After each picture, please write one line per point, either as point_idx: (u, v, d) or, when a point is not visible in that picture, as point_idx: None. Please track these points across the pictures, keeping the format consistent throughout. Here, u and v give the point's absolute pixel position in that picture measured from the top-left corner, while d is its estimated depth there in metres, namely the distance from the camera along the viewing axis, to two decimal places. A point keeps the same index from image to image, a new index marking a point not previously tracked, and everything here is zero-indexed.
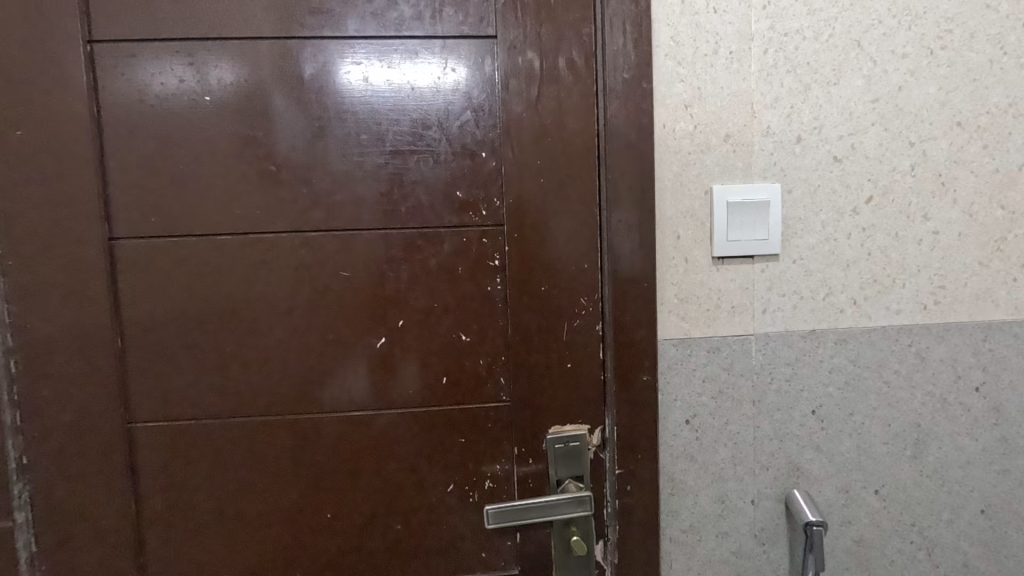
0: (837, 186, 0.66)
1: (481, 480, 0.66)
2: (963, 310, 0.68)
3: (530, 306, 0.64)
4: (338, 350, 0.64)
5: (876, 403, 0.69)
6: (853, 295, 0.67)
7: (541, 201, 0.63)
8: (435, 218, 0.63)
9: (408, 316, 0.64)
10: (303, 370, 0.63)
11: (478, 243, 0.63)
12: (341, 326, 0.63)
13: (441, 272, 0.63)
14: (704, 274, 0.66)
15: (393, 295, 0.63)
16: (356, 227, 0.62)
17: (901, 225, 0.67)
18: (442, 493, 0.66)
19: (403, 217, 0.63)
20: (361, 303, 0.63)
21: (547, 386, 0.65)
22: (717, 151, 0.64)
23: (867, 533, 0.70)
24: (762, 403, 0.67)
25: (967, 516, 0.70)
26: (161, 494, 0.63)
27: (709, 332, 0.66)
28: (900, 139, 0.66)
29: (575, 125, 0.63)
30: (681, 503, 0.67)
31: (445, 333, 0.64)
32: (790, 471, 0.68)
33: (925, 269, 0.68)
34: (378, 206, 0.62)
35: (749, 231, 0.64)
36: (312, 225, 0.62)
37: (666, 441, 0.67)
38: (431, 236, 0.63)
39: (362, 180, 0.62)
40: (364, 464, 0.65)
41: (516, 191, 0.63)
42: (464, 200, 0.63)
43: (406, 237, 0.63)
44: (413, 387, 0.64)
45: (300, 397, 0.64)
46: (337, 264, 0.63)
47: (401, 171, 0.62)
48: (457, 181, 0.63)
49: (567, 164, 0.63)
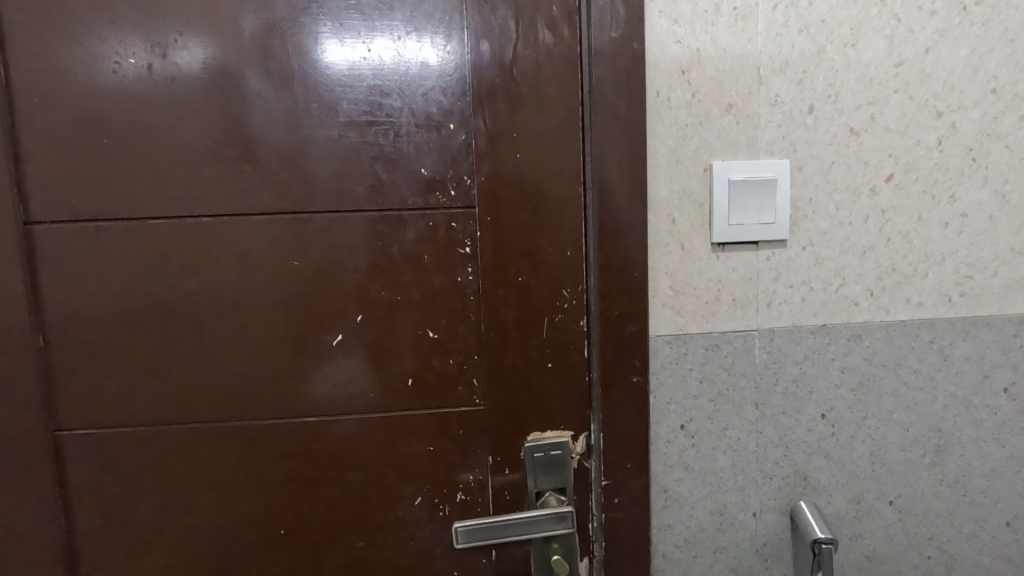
0: (854, 163, 0.58)
1: (453, 492, 0.60)
2: (993, 303, 0.61)
3: (506, 299, 0.57)
4: (291, 349, 0.57)
5: (892, 406, 0.62)
6: (869, 285, 0.60)
7: (518, 181, 0.56)
8: (398, 200, 0.56)
9: (369, 311, 0.57)
10: (252, 371, 0.57)
11: (446, 229, 0.56)
12: (293, 323, 0.56)
13: (405, 261, 0.56)
14: (702, 263, 0.58)
15: (351, 288, 0.56)
16: (308, 210, 0.55)
17: (925, 207, 0.59)
18: (409, 506, 0.59)
19: (361, 199, 0.55)
20: (316, 297, 0.56)
21: (525, 388, 0.59)
22: (718, 123, 0.57)
23: (880, 548, 0.63)
24: (765, 406, 0.60)
25: (990, 529, 0.64)
26: (97, 509, 0.57)
27: (707, 328, 0.59)
28: (926, 109, 0.58)
29: (557, 93, 0.55)
30: (674, 517, 0.61)
31: (411, 330, 0.57)
32: (796, 481, 0.62)
33: (951, 257, 0.60)
34: (332, 186, 0.55)
35: (753, 214, 0.57)
36: (257, 207, 0.55)
37: (658, 448, 0.60)
38: (394, 220, 0.56)
39: (312, 156, 0.54)
40: (322, 476, 0.58)
41: (489, 169, 0.55)
42: (430, 180, 0.55)
43: (364, 222, 0.56)
44: (376, 390, 0.58)
45: (248, 401, 0.57)
46: (287, 252, 0.55)
47: (358, 146, 0.55)
48: (422, 158, 0.55)
49: (547, 138, 0.55)
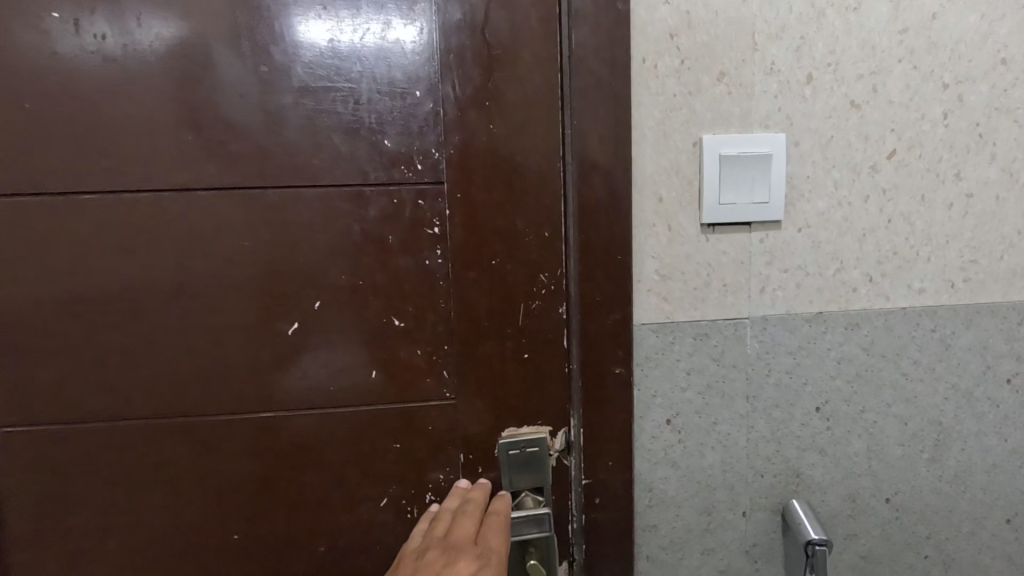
0: (854, 138, 0.54)
1: (422, 492, 0.55)
2: (998, 289, 0.57)
3: (479, 284, 0.52)
4: (242, 338, 0.52)
5: (890, 399, 0.58)
6: (868, 270, 0.56)
7: (491, 154, 0.51)
8: (359, 175, 0.51)
9: (328, 297, 0.52)
10: (199, 362, 0.52)
11: (413, 206, 0.51)
12: (244, 310, 0.51)
13: (368, 242, 0.51)
14: (691, 245, 0.54)
15: (308, 271, 0.51)
16: (258, 184, 0.50)
17: (929, 186, 0.55)
18: (375, 508, 0.55)
19: (317, 173, 0.50)
20: (269, 281, 0.51)
21: (499, 381, 0.54)
22: (709, 92, 0.52)
23: (875, 548, 0.60)
24: (757, 399, 0.57)
25: (990, 527, 0.61)
26: (31, 512, 0.52)
27: (696, 316, 0.55)
28: (932, 80, 0.54)
29: (534, 57, 0.50)
30: (659, 517, 0.57)
31: (374, 317, 0.53)
32: (789, 478, 0.58)
33: (955, 240, 0.56)
34: (286, 159, 0.50)
35: (747, 192, 0.53)
36: (201, 181, 0.50)
37: (643, 444, 0.56)
38: (354, 197, 0.51)
39: (263, 124, 0.49)
40: (279, 476, 0.54)
41: (459, 141, 0.50)
42: (394, 152, 0.51)
43: (322, 198, 0.51)
44: (337, 383, 0.53)
45: (196, 395, 0.52)
46: (236, 231, 0.50)
47: (314, 115, 0.49)
48: (385, 129, 0.50)
49: (523, 107, 0.51)
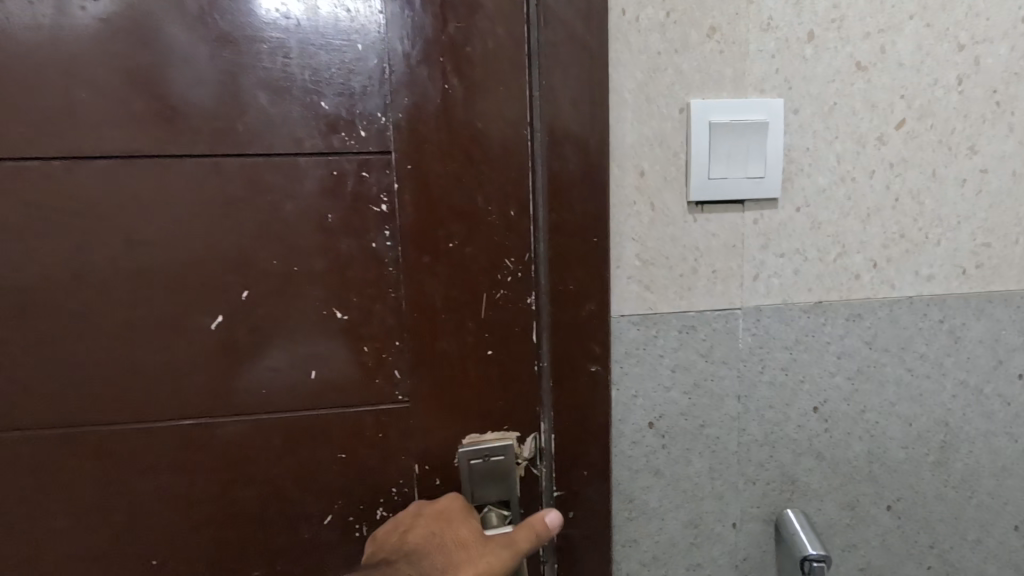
0: (860, 105, 0.48)
1: (372, 508, 0.49)
2: (1012, 275, 0.52)
3: (434, 271, 0.46)
4: (155, 335, 0.44)
5: (894, 397, 0.53)
6: (873, 255, 0.50)
7: (447, 120, 0.44)
8: (290, 142, 0.43)
9: (258, 286, 0.45)
10: (106, 362, 0.44)
11: (356, 181, 0.44)
12: (156, 301, 0.44)
13: (304, 223, 0.44)
14: (676, 227, 0.48)
15: (234, 255, 0.44)
16: (170, 153, 0.42)
17: (941, 161, 0.50)
18: (318, 526, 0.48)
19: (242, 141, 0.43)
20: (187, 267, 0.44)
21: (459, 381, 0.48)
22: (698, 50, 0.46)
23: (875, 559, 0.55)
24: (749, 399, 0.51)
25: (997, 535, 0.56)
26: None
27: (681, 306, 0.49)
28: (947, 40, 0.48)
29: (497, 5, 0.43)
30: (640, 531, 0.51)
31: (313, 309, 0.45)
32: (783, 485, 0.52)
33: (967, 221, 0.51)
34: (204, 123, 0.42)
35: (740, 165, 0.46)
36: (97, 147, 0.42)
37: (622, 450, 0.50)
38: (287, 169, 0.44)
39: (173, 80, 0.41)
40: (205, 492, 0.47)
41: (409, 104, 0.43)
42: (333, 116, 0.43)
43: (248, 170, 0.43)
44: (270, 384, 0.46)
45: (100, 399, 0.45)
46: (145, 208, 0.43)
47: (236, 71, 0.42)
48: (321, 88, 0.43)
49: (484, 64, 0.43)
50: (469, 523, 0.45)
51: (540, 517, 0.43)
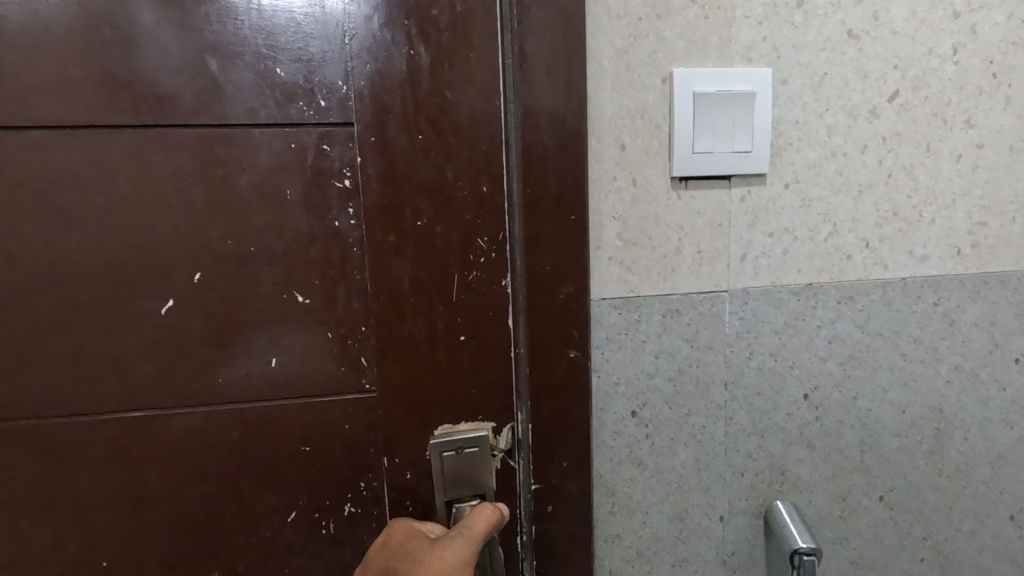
0: (851, 74, 0.45)
1: (339, 504, 0.47)
2: (1008, 255, 0.50)
3: (401, 251, 0.43)
4: (99, 321, 0.41)
5: (887, 383, 0.50)
6: (865, 234, 0.48)
7: (413, 88, 0.41)
8: (244, 112, 0.40)
9: (211, 267, 0.42)
10: (47, 350, 0.41)
11: (316, 155, 0.42)
12: (100, 285, 0.41)
13: (260, 201, 0.41)
14: (659, 204, 0.45)
15: (184, 235, 0.41)
16: (111, 123, 0.39)
17: (936, 135, 0.47)
18: (281, 523, 0.46)
19: (189, 110, 0.40)
20: (132, 248, 0.41)
21: (429, 369, 0.45)
22: (681, 15, 0.43)
23: (868, 552, 0.53)
24: (736, 386, 0.48)
25: (992, 525, 0.54)
26: None
27: (666, 289, 0.46)
28: (942, 7, 0.45)
29: None
30: (623, 526, 0.49)
31: (272, 293, 0.43)
32: (773, 476, 0.50)
33: (963, 199, 0.49)
34: (147, 90, 0.39)
35: (726, 138, 0.44)
36: (30, 116, 0.38)
37: (603, 441, 0.47)
38: (240, 142, 0.41)
39: (112, 42, 0.38)
40: (158, 489, 0.44)
41: (371, 71, 0.40)
42: (289, 85, 0.40)
43: (197, 143, 0.40)
44: (227, 373, 0.43)
45: (40, 390, 0.42)
46: (85, 184, 0.40)
47: (183, 33, 0.39)
48: (276, 54, 0.40)
49: (453, 28, 0.41)
50: (416, 538, 0.43)
51: (490, 505, 0.44)
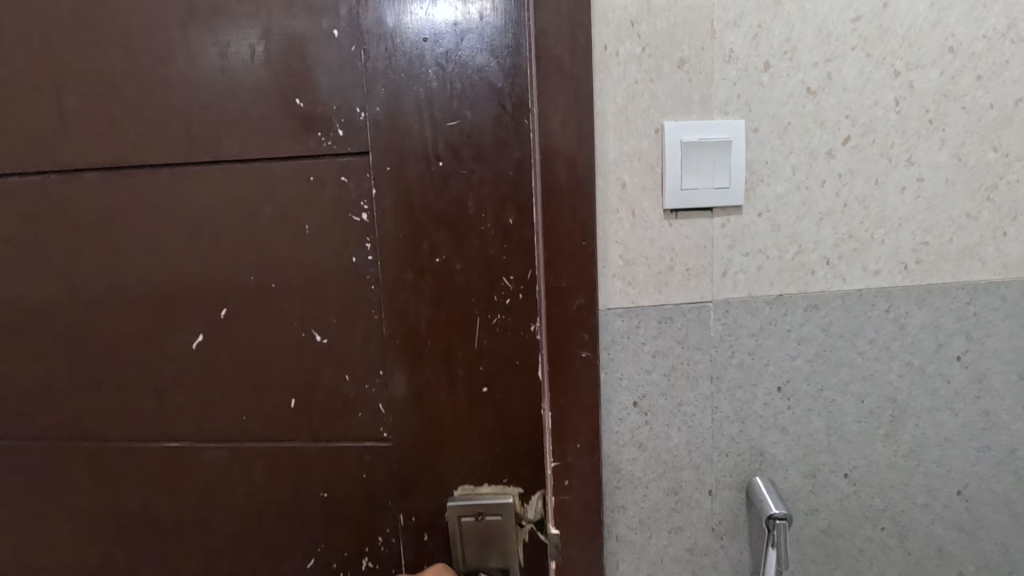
0: (811, 123, 0.55)
1: (356, 556, 0.65)
2: (948, 270, 0.60)
3: (415, 255, 0.58)
4: (199, 310, 0.62)
5: (849, 377, 0.60)
6: (825, 253, 0.58)
7: (433, 126, 0.56)
8: (281, 184, 0.59)
9: (254, 296, 0.61)
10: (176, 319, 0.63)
11: (336, 191, 0.58)
12: (186, 306, 0.62)
13: (311, 237, 0.59)
14: (654, 231, 0.55)
15: (261, 256, 0.60)
16: (216, 170, 0.59)
17: (883, 171, 0.57)
18: (309, 548, 0.65)
19: (258, 179, 0.59)
20: (205, 283, 0.61)
21: (442, 361, 0.61)
22: (670, 79, 0.53)
23: (835, 521, 0.62)
24: (720, 380, 0.58)
25: (943, 499, 0.64)
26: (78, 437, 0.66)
27: (661, 300, 0.56)
28: (884, 67, 0.56)
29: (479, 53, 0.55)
30: (626, 498, 0.58)
31: (298, 313, 0.61)
32: (752, 456, 0.59)
33: (908, 223, 0.58)
34: (236, 135, 0.58)
35: (707, 177, 0.54)
36: (170, 170, 0.60)
37: (610, 426, 0.57)
38: (301, 189, 0.59)
39: (199, 140, 0.59)
40: (235, 431, 0.64)
41: (380, 113, 0.56)
42: (313, 118, 0.57)
43: (247, 210, 0.60)
44: (287, 352, 0.62)
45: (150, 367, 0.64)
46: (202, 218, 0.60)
47: (256, 91, 0.57)
48: (309, 96, 0.57)
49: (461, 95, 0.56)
50: None
51: None
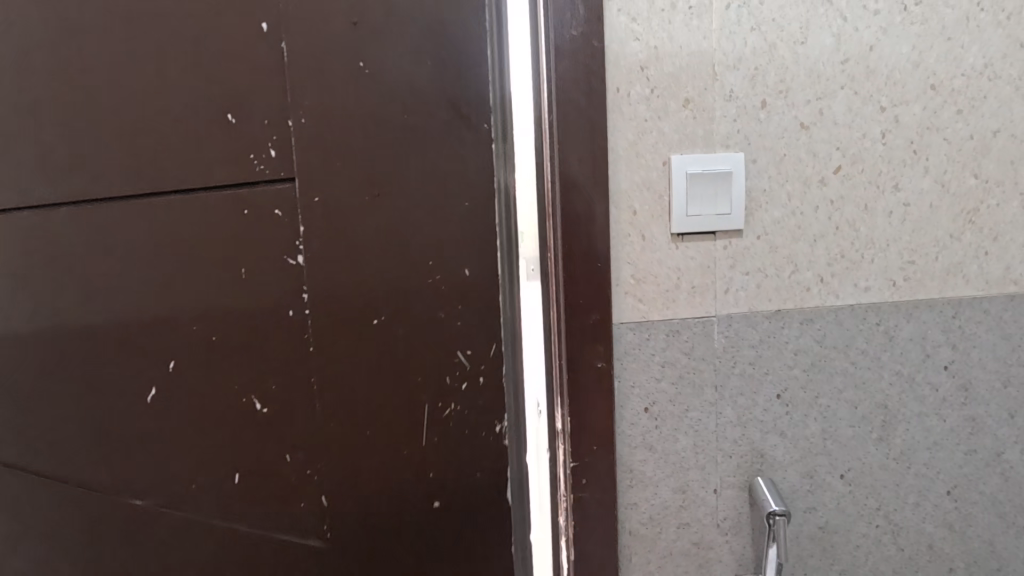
0: (804, 154, 0.61)
1: None
2: (933, 286, 0.65)
3: (355, 272, 0.65)
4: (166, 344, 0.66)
5: (842, 385, 0.65)
6: (819, 272, 0.63)
7: (365, 155, 0.64)
8: (223, 220, 0.64)
9: (206, 333, 0.66)
10: (149, 353, 0.67)
11: (272, 223, 0.64)
12: (139, 338, 0.66)
13: (264, 273, 0.65)
14: (662, 252, 0.61)
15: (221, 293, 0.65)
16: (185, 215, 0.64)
17: (871, 197, 0.63)
18: None
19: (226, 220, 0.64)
20: (161, 314, 0.66)
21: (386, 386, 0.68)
22: (676, 116, 0.59)
23: (832, 519, 0.67)
24: (724, 388, 0.63)
25: (933, 499, 0.68)
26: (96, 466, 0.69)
27: (668, 314, 0.62)
28: (871, 103, 0.61)
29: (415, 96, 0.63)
30: (638, 496, 0.64)
31: (255, 347, 0.66)
32: (754, 458, 0.65)
33: (895, 244, 0.64)
34: (199, 171, 0.63)
35: (710, 204, 0.60)
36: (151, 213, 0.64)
37: (623, 430, 0.63)
38: (254, 226, 0.64)
39: (162, 179, 0.64)
40: (205, 462, 0.68)
41: (301, 139, 0.63)
42: (245, 140, 0.63)
43: (197, 244, 0.65)
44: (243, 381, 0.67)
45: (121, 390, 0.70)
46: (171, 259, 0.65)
47: (213, 127, 0.63)
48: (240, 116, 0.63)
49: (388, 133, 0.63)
50: None
51: None
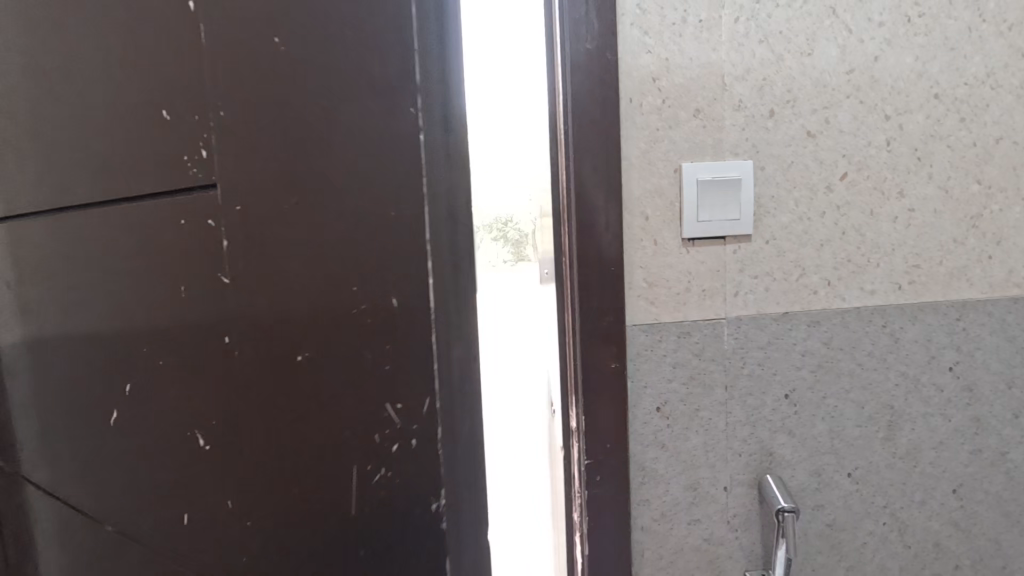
0: (811, 162, 0.63)
1: None
2: (938, 289, 0.67)
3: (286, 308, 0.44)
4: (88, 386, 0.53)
5: (849, 386, 0.67)
6: (826, 275, 0.65)
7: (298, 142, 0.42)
8: (139, 226, 0.47)
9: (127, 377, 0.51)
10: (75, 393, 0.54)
11: (202, 236, 0.45)
12: (63, 382, 0.54)
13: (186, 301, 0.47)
14: (673, 256, 0.63)
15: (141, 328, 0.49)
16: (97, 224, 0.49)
17: (876, 203, 0.65)
18: None
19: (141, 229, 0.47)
20: (80, 348, 0.53)
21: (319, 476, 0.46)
22: (686, 126, 0.61)
23: (840, 516, 0.69)
24: (733, 388, 0.65)
25: (939, 497, 0.70)
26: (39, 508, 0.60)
27: (679, 317, 0.64)
28: (876, 112, 0.63)
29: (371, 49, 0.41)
30: (650, 493, 0.66)
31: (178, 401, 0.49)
32: (763, 456, 0.67)
33: (900, 248, 0.66)
34: (114, 166, 0.47)
35: (720, 211, 0.62)
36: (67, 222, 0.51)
37: (636, 429, 0.65)
38: (175, 238, 0.46)
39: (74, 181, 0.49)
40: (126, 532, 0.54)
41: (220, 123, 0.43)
42: (165, 128, 0.45)
43: (105, 265, 0.49)
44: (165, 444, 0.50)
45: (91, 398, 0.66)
46: (86, 282, 0.51)
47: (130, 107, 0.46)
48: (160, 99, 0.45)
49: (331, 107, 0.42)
50: None
51: None
